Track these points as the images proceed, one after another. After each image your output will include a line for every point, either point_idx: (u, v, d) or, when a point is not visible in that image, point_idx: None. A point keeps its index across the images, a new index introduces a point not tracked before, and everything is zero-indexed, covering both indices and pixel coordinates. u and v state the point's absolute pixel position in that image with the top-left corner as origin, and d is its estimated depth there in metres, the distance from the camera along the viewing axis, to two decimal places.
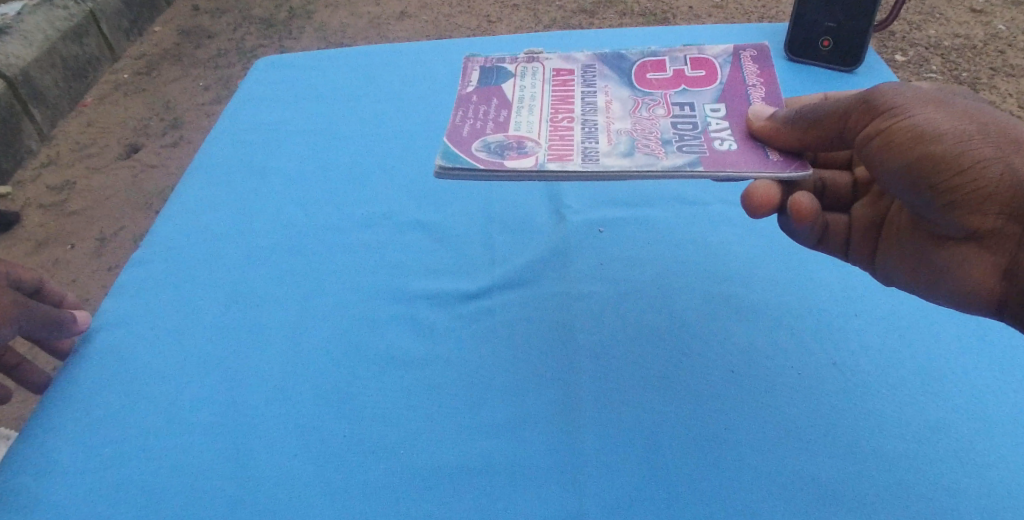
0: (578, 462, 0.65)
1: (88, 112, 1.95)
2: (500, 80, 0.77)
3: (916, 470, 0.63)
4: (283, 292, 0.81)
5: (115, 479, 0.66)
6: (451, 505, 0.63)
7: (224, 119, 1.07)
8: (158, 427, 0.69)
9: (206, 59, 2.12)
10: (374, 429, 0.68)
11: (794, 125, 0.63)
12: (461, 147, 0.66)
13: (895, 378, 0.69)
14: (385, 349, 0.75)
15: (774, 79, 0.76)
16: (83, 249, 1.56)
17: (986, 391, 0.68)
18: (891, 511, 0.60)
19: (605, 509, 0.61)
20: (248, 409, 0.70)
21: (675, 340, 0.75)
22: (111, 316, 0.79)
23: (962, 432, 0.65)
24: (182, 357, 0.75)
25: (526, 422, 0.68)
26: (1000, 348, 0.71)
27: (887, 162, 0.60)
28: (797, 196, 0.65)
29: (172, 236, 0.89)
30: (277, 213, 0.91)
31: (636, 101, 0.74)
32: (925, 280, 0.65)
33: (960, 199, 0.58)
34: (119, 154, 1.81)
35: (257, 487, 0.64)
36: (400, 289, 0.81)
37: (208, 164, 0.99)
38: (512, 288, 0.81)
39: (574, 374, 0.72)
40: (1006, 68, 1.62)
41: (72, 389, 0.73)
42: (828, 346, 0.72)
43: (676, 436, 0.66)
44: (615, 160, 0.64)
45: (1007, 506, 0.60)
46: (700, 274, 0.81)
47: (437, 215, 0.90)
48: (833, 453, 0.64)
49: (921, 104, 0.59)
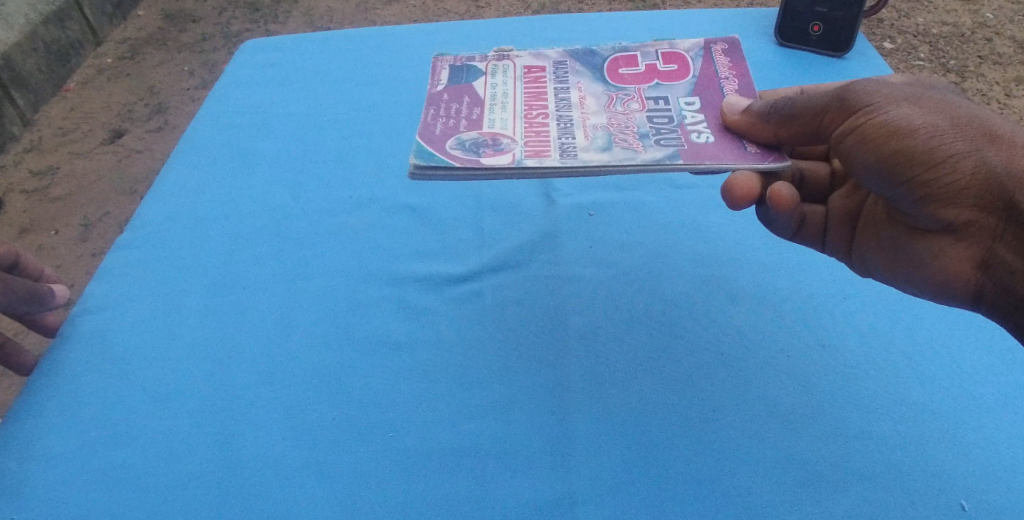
0: (569, 445, 0.65)
1: (70, 97, 1.92)
2: (470, 78, 0.76)
3: (903, 450, 0.64)
4: (270, 276, 0.81)
5: (102, 465, 0.65)
6: (441, 488, 0.63)
7: (208, 104, 1.06)
8: (144, 413, 0.69)
9: (190, 43, 2.09)
10: (362, 413, 0.68)
11: (769, 120, 0.64)
12: (436, 144, 0.65)
13: (881, 360, 0.70)
14: (373, 333, 0.75)
15: (747, 71, 0.76)
16: (67, 235, 1.54)
17: (970, 372, 0.69)
18: (879, 490, 0.61)
19: (595, 489, 0.62)
20: (237, 393, 0.70)
21: (664, 324, 0.75)
22: (95, 301, 0.79)
23: (948, 412, 0.66)
24: (167, 342, 0.74)
25: (515, 404, 0.68)
26: (984, 331, 0.72)
27: (863, 158, 0.60)
28: (776, 186, 0.65)
29: (154, 221, 0.87)
30: (264, 197, 0.90)
31: (610, 96, 0.73)
32: (904, 272, 0.65)
33: (934, 193, 0.58)
34: (102, 141, 1.78)
35: (248, 472, 0.64)
36: (389, 273, 0.81)
37: (193, 148, 0.98)
38: (503, 272, 0.81)
39: (562, 358, 0.72)
40: (992, 56, 1.63)
41: (56, 375, 0.72)
42: (814, 331, 0.73)
43: (663, 420, 0.67)
44: (593, 155, 0.64)
45: (991, 484, 0.61)
46: (689, 258, 0.81)
47: (426, 199, 0.90)
48: (821, 435, 0.65)
49: (895, 100, 0.59)
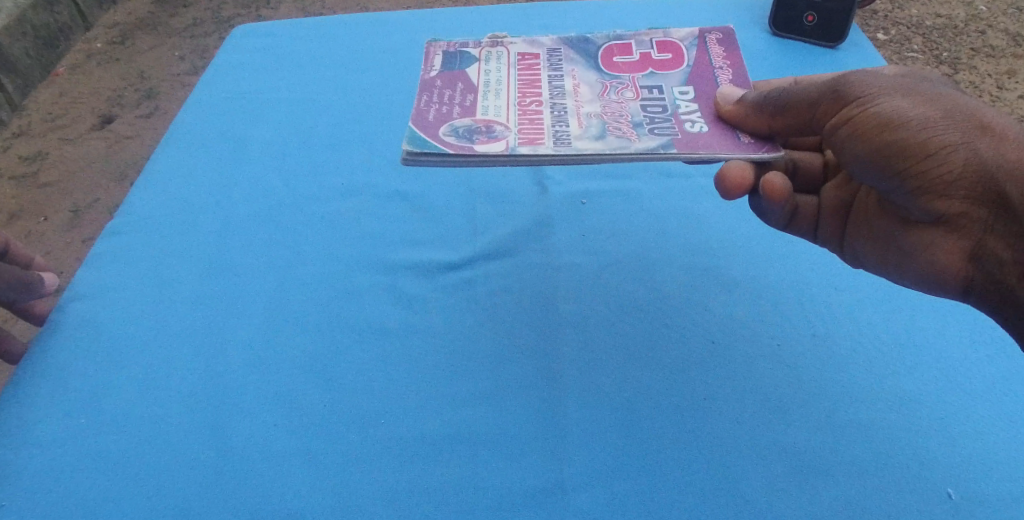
0: (561, 432, 0.65)
1: (60, 82, 1.90)
2: (463, 64, 0.76)
3: (891, 438, 0.64)
4: (262, 262, 0.80)
5: (93, 451, 0.65)
6: (433, 474, 0.63)
7: (200, 88, 1.05)
8: (135, 399, 0.69)
9: (182, 28, 2.07)
10: (355, 399, 0.68)
11: (763, 110, 0.64)
12: (429, 131, 0.65)
13: (871, 350, 0.71)
14: (366, 320, 0.75)
15: (741, 60, 0.76)
16: (56, 222, 1.53)
17: (958, 362, 0.69)
18: (866, 478, 0.62)
19: (586, 476, 0.62)
20: (229, 379, 0.70)
21: (656, 313, 0.75)
22: (86, 287, 0.78)
23: (935, 402, 0.67)
24: (159, 328, 0.74)
25: (507, 392, 0.69)
26: (971, 321, 0.73)
27: (855, 149, 0.61)
28: (769, 176, 0.65)
29: (144, 207, 0.87)
30: (256, 183, 0.89)
31: (604, 85, 0.73)
32: (896, 263, 0.66)
33: (925, 184, 0.59)
34: (91, 126, 1.76)
35: (240, 457, 0.64)
36: (381, 260, 0.81)
37: (183, 134, 0.97)
38: (495, 259, 0.81)
39: (554, 345, 0.72)
40: (985, 49, 1.63)
41: (45, 362, 0.72)
42: (804, 320, 0.74)
43: (655, 408, 0.67)
44: (588, 144, 0.64)
45: (976, 473, 0.62)
46: (681, 247, 0.81)
47: (419, 186, 0.89)
48: (810, 424, 0.65)
49: (888, 92, 0.60)
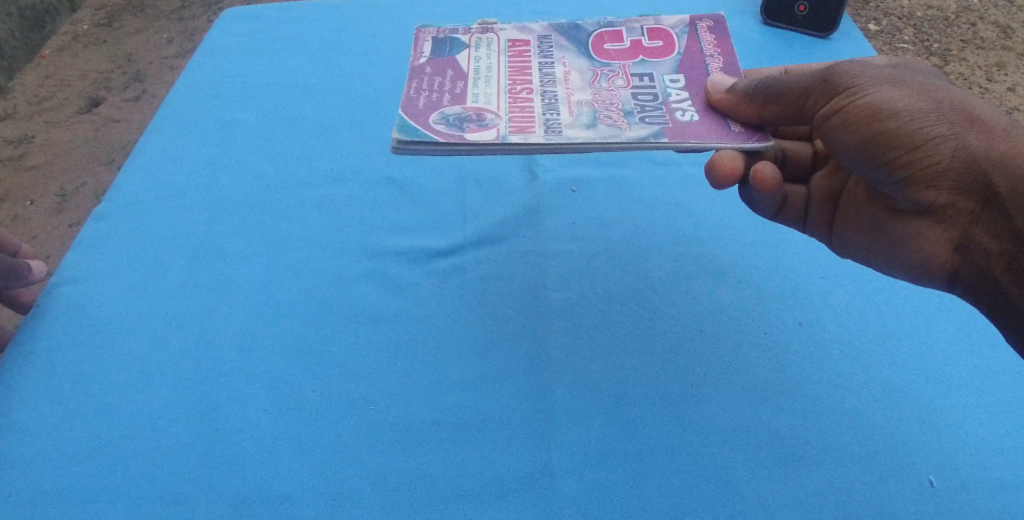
0: (550, 418, 0.66)
1: (46, 64, 1.88)
2: (453, 51, 0.76)
3: (876, 426, 0.65)
4: (251, 247, 0.80)
5: (82, 435, 0.65)
6: (422, 459, 0.63)
7: (188, 71, 1.04)
8: (123, 384, 0.68)
9: (170, 10, 2.04)
10: (344, 385, 0.68)
11: (753, 99, 0.64)
12: (419, 118, 0.64)
13: (857, 339, 0.71)
14: (355, 306, 0.74)
15: (731, 48, 0.76)
16: (43, 205, 1.51)
17: (942, 352, 0.70)
18: (850, 465, 0.63)
19: (575, 461, 0.63)
20: (218, 364, 0.70)
21: (645, 300, 0.75)
22: (73, 271, 0.77)
23: (919, 391, 0.67)
24: (147, 313, 0.74)
25: (497, 377, 0.69)
26: (955, 312, 0.74)
27: (845, 139, 0.61)
28: (760, 165, 0.65)
29: (132, 191, 0.86)
30: (245, 167, 0.89)
31: (595, 72, 0.73)
32: (883, 252, 0.67)
33: (912, 175, 0.59)
34: (78, 109, 1.74)
35: (229, 442, 0.64)
36: (370, 246, 0.80)
37: (171, 117, 0.96)
38: (486, 246, 0.81)
39: (543, 331, 0.72)
40: (975, 41, 1.64)
41: (32, 346, 0.71)
42: (793, 308, 0.74)
43: (645, 394, 0.67)
44: (578, 132, 0.64)
45: (957, 462, 0.63)
46: (671, 235, 0.81)
47: (410, 172, 0.89)
48: (795, 411, 0.66)
49: (878, 82, 0.60)
